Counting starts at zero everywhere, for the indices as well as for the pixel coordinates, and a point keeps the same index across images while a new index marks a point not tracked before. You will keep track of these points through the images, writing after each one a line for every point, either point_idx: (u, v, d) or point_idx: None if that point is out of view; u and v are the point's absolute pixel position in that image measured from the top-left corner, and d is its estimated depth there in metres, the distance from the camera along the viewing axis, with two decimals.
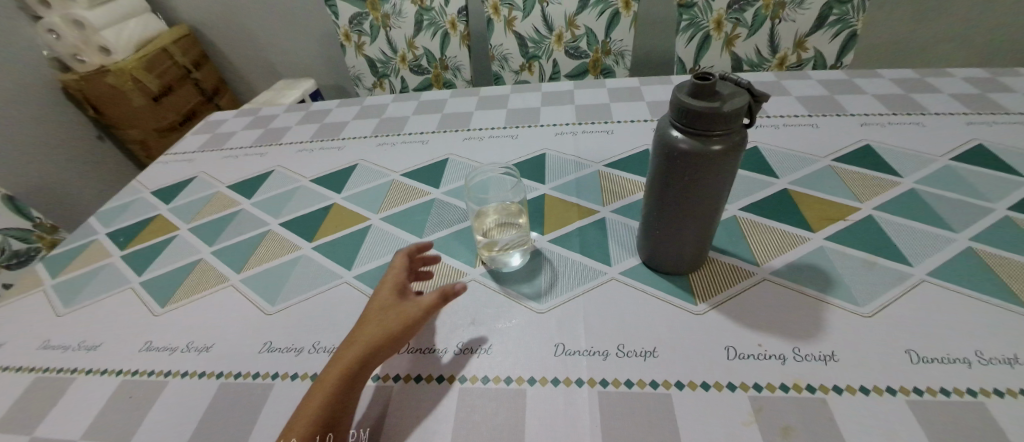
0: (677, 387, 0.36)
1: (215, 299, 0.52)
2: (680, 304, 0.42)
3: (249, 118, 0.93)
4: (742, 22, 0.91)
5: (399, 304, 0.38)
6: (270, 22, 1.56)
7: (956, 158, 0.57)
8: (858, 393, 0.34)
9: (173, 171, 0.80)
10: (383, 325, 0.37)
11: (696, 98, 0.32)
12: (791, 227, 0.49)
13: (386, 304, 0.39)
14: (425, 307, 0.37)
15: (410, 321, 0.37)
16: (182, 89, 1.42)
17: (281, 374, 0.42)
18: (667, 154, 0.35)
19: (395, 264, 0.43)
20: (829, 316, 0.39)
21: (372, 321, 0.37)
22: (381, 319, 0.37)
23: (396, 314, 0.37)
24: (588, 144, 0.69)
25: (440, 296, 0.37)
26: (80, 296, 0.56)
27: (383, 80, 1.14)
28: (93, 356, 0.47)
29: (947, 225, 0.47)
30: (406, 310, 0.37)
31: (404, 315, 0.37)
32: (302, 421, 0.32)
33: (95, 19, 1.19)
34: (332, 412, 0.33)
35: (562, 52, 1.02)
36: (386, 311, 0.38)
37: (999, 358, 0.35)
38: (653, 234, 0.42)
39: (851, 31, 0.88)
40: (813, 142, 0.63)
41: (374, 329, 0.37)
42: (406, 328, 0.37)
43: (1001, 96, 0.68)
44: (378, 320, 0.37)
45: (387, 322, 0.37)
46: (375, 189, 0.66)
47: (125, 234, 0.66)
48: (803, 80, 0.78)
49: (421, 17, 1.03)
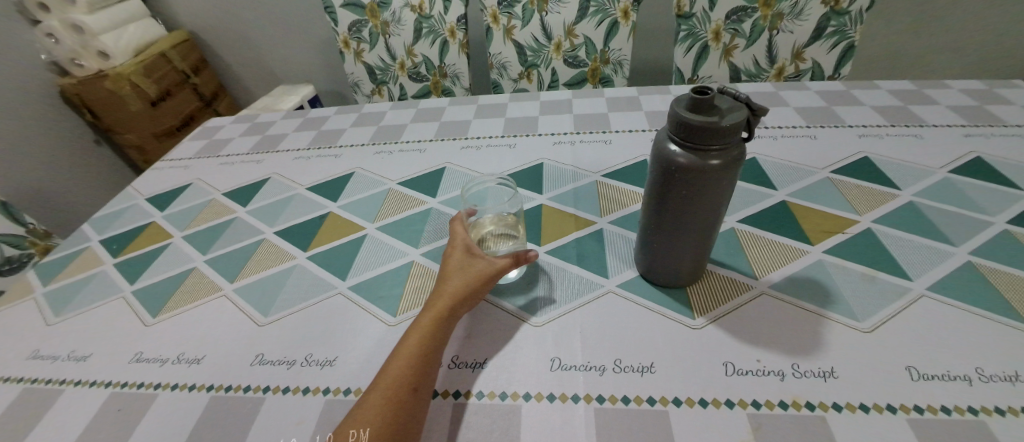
0: (674, 404, 0.35)
1: (208, 309, 0.51)
2: (679, 318, 0.42)
3: (247, 125, 0.93)
4: (740, 32, 0.92)
5: (475, 263, 0.43)
6: (269, 28, 1.56)
7: (954, 170, 0.57)
8: (858, 410, 0.33)
9: (169, 178, 0.79)
10: (466, 282, 0.41)
11: (694, 112, 0.32)
12: (789, 239, 0.49)
13: (463, 261, 0.43)
14: (502, 266, 0.42)
15: (491, 279, 0.42)
16: (180, 94, 1.42)
17: (273, 387, 0.41)
18: (664, 168, 0.35)
19: (458, 227, 0.46)
20: (829, 331, 0.39)
21: (453, 277, 0.41)
22: (462, 276, 0.41)
23: (475, 271, 0.42)
24: (587, 153, 0.69)
25: (515, 259, 0.43)
26: (72, 305, 0.55)
27: (382, 87, 1.14)
28: (82, 366, 0.47)
29: (946, 239, 0.47)
30: (484, 267, 0.42)
31: (483, 272, 0.42)
32: (403, 361, 0.35)
33: (94, 23, 1.19)
34: (429, 354, 0.36)
35: (561, 61, 1.02)
36: (464, 269, 0.42)
37: (1000, 375, 0.34)
38: (652, 248, 0.42)
39: (849, 42, 0.88)
40: (811, 153, 0.63)
41: (457, 284, 0.41)
42: (485, 284, 0.42)
43: (999, 108, 0.68)
44: (460, 275, 0.41)
45: (468, 278, 0.41)
46: (372, 198, 0.65)
47: (119, 241, 0.66)
48: (801, 91, 0.78)
49: (420, 25, 1.03)
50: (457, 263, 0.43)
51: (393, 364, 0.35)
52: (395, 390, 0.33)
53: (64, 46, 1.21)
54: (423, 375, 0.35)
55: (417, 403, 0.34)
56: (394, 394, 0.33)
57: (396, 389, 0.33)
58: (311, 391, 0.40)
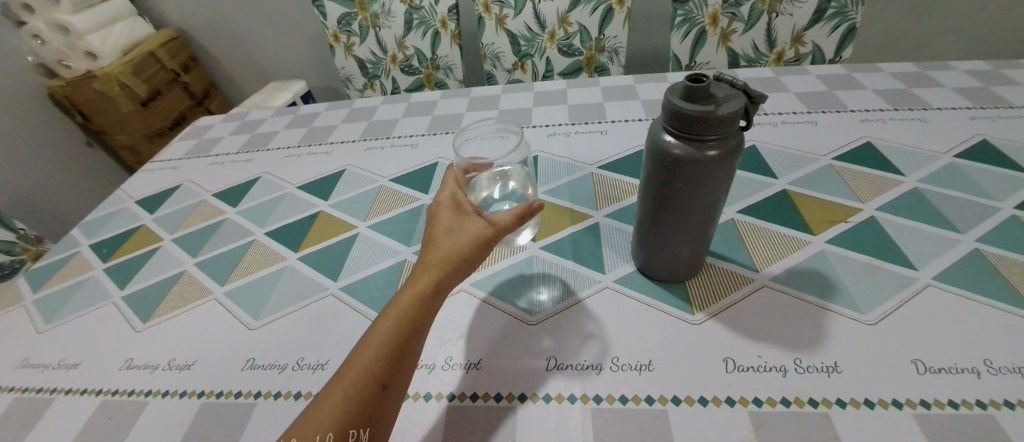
0: (673, 403, 0.34)
1: (198, 314, 0.50)
2: (677, 314, 0.41)
3: (236, 124, 0.91)
4: (738, 16, 0.89)
5: (467, 225, 0.36)
6: (259, 23, 1.53)
7: (959, 154, 0.55)
8: (862, 406, 0.32)
9: (159, 179, 0.78)
10: (456, 247, 0.35)
11: (688, 101, 0.31)
12: (790, 230, 0.48)
13: (454, 224, 0.37)
14: (497, 229, 0.35)
15: (484, 243, 0.35)
16: (170, 93, 1.40)
17: (264, 393, 0.40)
18: (660, 160, 0.34)
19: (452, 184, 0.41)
20: (832, 325, 0.38)
21: (441, 241, 0.35)
22: (452, 240, 0.35)
23: (467, 234, 0.35)
24: (582, 145, 0.68)
25: (512, 219, 0.35)
26: (62, 312, 0.54)
27: (374, 81, 1.11)
28: (71, 375, 0.46)
29: (952, 226, 0.46)
30: (476, 230, 0.35)
31: (475, 236, 0.35)
32: (374, 343, 0.30)
33: (80, 23, 1.17)
34: (404, 337, 0.30)
35: (555, 50, 1.00)
36: (456, 232, 0.36)
37: (1009, 367, 0.33)
38: (649, 243, 0.41)
39: (850, 24, 0.86)
40: (812, 140, 0.61)
41: (444, 250, 0.35)
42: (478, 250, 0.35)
43: (1006, 89, 0.67)
44: (449, 240, 0.35)
45: (457, 243, 0.35)
46: (363, 195, 0.64)
47: (109, 245, 0.64)
48: (801, 76, 0.76)
49: (410, 16, 1.01)
50: (445, 226, 0.37)
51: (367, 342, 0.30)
52: (358, 380, 0.28)
53: (51, 47, 1.19)
54: (393, 365, 0.29)
55: (387, 394, 0.29)
56: (358, 383, 0.28)
57: (362, 376, 0.28)
58: (303, 397, 0.39)
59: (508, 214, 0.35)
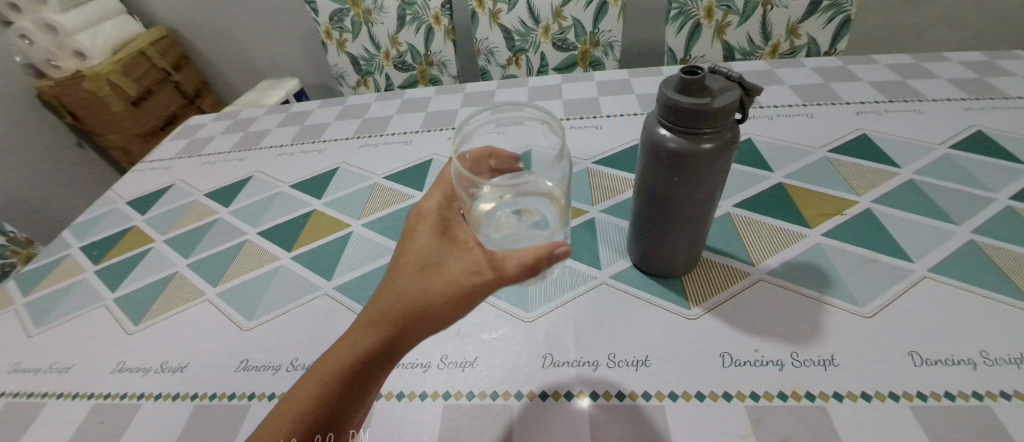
0: (671, 399, 0.34)
1: (191, 315, 0.49)
2: (673, 309, 0.41)
3: (228, 122, 0.90)
4: (733, 9, 0.89)
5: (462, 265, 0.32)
6: (251, 20, 1.52)
7: (955, 146, 0.55)
8: (859, 400, 0.32)
9: (150, 179, 0.77)
10: (440, 288, 0.31)
11: (683, 94, 0.30)
12: (786, 223, 0.48)
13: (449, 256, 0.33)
14: (486, 283, 0.30)
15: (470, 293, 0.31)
16: (161, 93, 1.38)
17: (258, 394, 0.40)
18: (655, 154, 0.33)
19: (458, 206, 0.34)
20: (828, 318, 0.38)
21: (409, 276, 0.33)
22: (440, 277, 0.32)
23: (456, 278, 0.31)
24: (577, 140, 0.67)
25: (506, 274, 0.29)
26: (52, 316, 0.53)
27: (367, 78, 1.10)
28: (62, 379, 0.45)
29: (948, 217, 0.45)
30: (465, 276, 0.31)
31: (455, 283, 0.31)
32: (327, 369, 0.30)
33: (68, 22, 1.15)
34: (359, 369, 0.30)
35: (549, 45, 0.99)
36: (448, 269, 0.32)
37: (1006, 358, 0.33)
38: (644, 237, 0.41)
39: (845, 16, 0.85)
40: (807, 133, 0.61)
41: (431, 283, 0.32)
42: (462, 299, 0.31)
43: (1000, 80, 0.67)
44: (438, 275, 0.32)
45: (444, 282, 0.31)
46: (356, 193, 0.64)
47: (100, 247, 0.64)
48: (797, 68, 0.75)
49: (403, 12, 1.00)
50: (435, 252, 0.34)
51: (333, 358, 0.30)
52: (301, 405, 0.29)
53: (39, 47, 1.18)
54: (347, 391, 0.29)
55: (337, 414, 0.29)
56: (313, 398, 0.29)
57: (317, 392, 0.29)
58: None
59: (509, 263, 0.30)
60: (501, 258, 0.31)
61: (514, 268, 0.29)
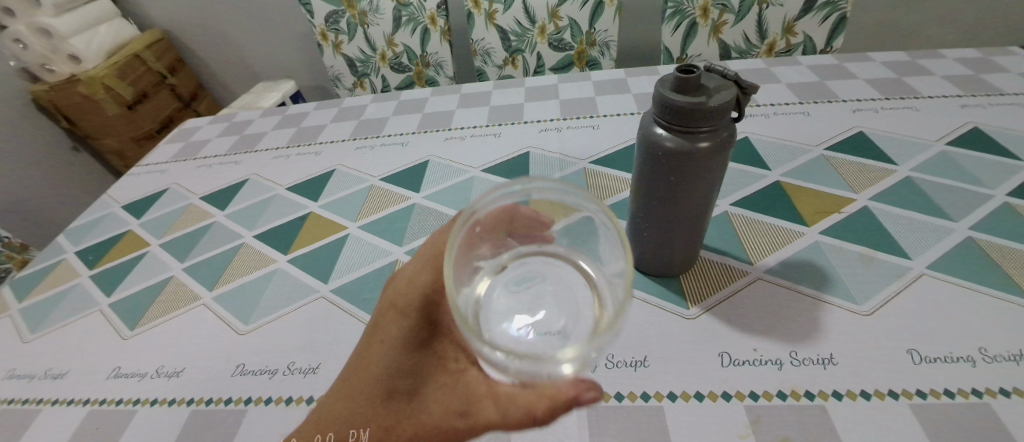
0: (670, 399, 0.34)
1: (187, 320, 0.49)
2: (672, 309, 0.40)
3: (224, 125, 0.90)
4: (729, 8, 0.89)
5: (450, 397, 0.29)
6: (246, 22, 1.51)
7: (951, 142, 0.55)
8: (858, 398, 0.32)
9: (145, 183, 0.77)
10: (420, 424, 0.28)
11: (679, 93, 0.30)
12: (784, 222, 0.48)
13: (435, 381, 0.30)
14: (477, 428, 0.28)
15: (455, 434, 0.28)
16: (157, 96, 1.38)
17: (254, 399, 0.39)
18: (651, 153, 0.33)
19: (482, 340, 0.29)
20: (827, 316, 0.38)
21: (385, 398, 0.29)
22: (423, 409, 0.29)
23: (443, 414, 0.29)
24: (574, 140, 0.67)
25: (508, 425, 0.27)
26: (47, 321, 0.53)
27: (364, 79, 1.10)
28: (57, 385, 0.45)
29: (946, 214, 0.45)
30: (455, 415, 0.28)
31: (441, 418, 0.28)
32: None
33: (63, 26, 1.15)
34: None
35: (546, 45, 0.99)
36: (432, 397, 0.29)
37: (1005, 355, 0.33)
38: (642, 237, 0.41)
39: (841, 14, 0.86)
40: (804, 131, 0.61)
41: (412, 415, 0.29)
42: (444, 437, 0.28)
43: (996, 76, 0.67)
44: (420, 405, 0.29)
45: (427, 417, 0.29)
46: (353, 196, 0.63)
47: (95, 252, 0.63)
48: (793, 66, 0.75)
49: (399, 13, 0.99)
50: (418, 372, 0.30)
51: None
52: None
53: (33, 51, 1.17)
54: None
55: None
56: None
57: None
58: (294, 402, 0.39)
59: (512, 412, 0.27)
60: (500, 404, 0.27)
61: (519, 413, 0.26)
